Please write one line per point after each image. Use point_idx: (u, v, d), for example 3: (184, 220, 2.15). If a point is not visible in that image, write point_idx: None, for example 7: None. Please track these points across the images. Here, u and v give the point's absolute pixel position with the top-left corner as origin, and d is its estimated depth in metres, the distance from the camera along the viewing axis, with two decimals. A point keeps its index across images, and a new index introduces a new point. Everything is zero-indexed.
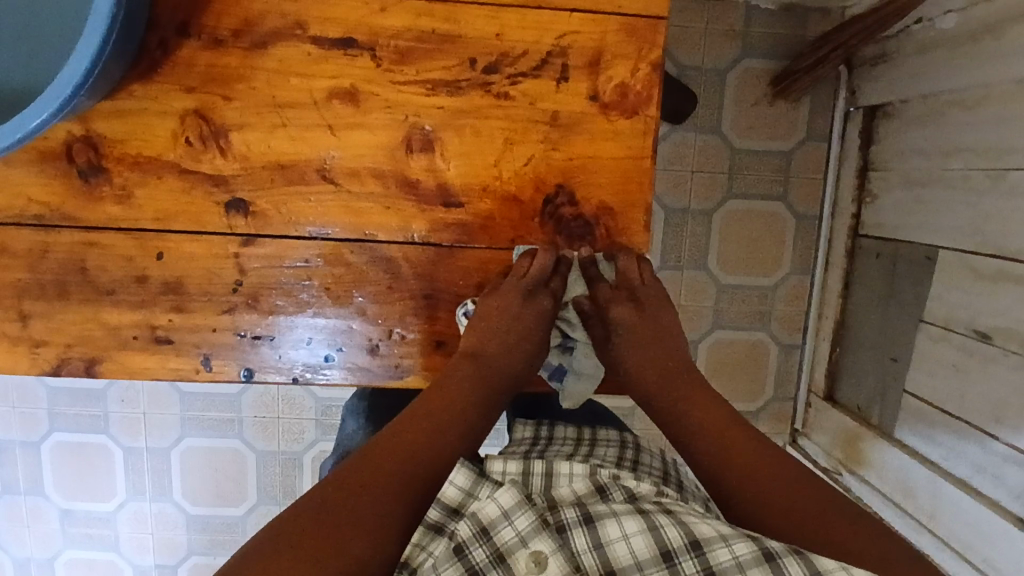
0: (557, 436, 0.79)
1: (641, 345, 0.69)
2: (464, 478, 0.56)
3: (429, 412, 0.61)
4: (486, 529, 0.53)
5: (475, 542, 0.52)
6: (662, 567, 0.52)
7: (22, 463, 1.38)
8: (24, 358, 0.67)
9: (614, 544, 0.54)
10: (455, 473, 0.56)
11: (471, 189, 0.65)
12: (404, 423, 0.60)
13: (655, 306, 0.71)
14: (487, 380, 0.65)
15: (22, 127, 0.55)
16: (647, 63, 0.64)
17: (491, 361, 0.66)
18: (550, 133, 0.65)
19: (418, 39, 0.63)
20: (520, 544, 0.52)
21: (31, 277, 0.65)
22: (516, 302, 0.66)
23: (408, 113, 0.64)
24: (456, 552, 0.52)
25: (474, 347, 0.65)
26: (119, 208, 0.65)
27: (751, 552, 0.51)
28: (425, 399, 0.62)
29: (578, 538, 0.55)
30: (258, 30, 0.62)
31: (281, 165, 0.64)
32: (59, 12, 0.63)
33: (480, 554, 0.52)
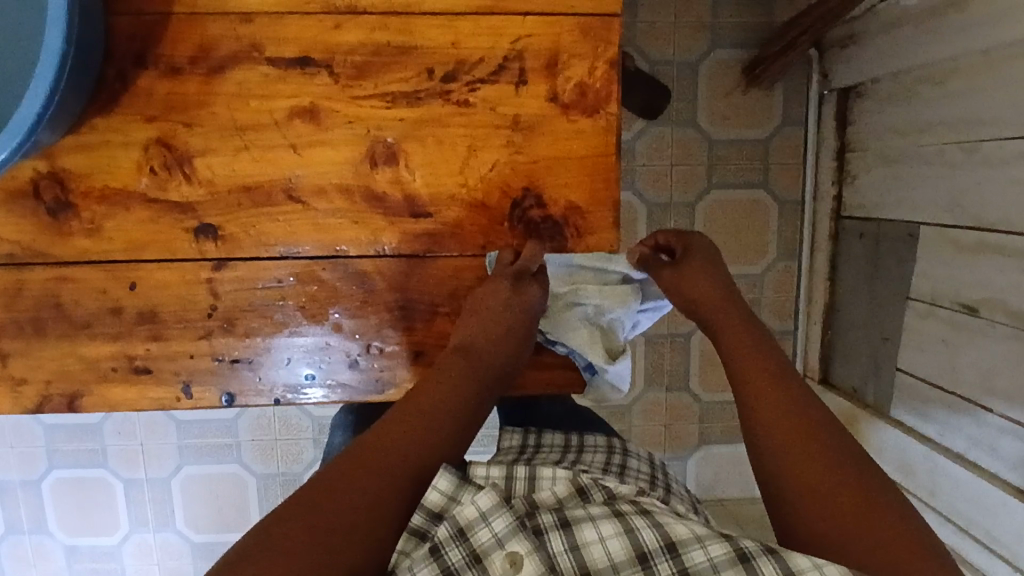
0: (545, 443, 0.80)
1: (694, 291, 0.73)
2: (447, 482, 0.57)
3: (417, 414, 0.61)
4: (463, 531, 0.54)
5: (451, 543, 0.53)
6: (637, 568, 0.54)
7: (23, 503, 1.38)
8: (6, 398, 0.67)
9: (590, 546, 0.55)
10: (438, 477, 0.57)
11: (438, 198, 0.66)
12: (391, 426, 0.60)
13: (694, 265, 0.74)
14: (477, 374, 0.64)
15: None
16: (604, 61, 0.65)
17: (479, 355, 0.65)
18: (513, 136, 0.65)
19: (373, 52, 0.63)
20: (496, 546, 0.53)
21: (8, 316, 0.66)
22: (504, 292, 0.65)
23: (370, 126, 0.64)
24: (431, 552, 0.53)
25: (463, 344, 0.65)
26: (89, 241, 0.65)
27: (725, 553, 0.53)
28: (415, 399, 0.62)
29: (555, 540, 0.55)
30: (214, 55, 0.63)
31: (247, 188, 0.64)
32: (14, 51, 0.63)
33: (455, 555, 0.53)
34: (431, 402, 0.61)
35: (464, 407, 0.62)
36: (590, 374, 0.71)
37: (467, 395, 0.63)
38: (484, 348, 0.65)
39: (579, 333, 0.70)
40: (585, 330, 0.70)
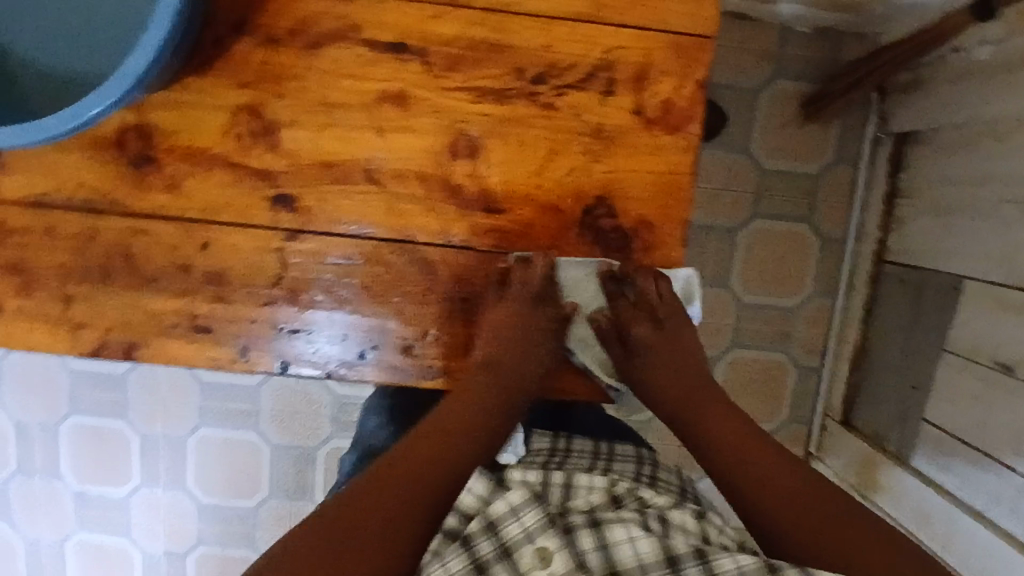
0: (575, 448, 0.80)
1: (672, 365, 0.71)
2: (482, 486, 0.59)
3: (445, 432, 0.63)
4: (494, 525, 0.56)
5: (481, 536, 0.56)
6: (666, 571, 0.55)
7: (39, 444, 1.39)
8: (65, 341, 0.68)
9: (620, 545, 0.56)
10: (473, 481, 0.59)
11: (512, 197, 0.66)
12: (420, 441, 0.62)
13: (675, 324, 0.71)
14: (506, 393, 0.66)
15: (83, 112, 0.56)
16: (692, 81, 0.65)
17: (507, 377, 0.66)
18: (593, 145, 0.66)
19: (468, 47, 0.64)
20: (526, 540, 0.56)
21: (77, 260, 0.67)
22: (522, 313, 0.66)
23: (455, 119, 0.65)
24: (462, 544, 0.56)
25: (489, 360, 0.66)
26: (168, 197, 0.66)
27: (753, 563, 0.54)
28: (447, 413, 0.64)
29: (585, 538, 0.57)
30: (313, 31, 0.64)
31: (329, 164, 0.66)
32: None
33: (486, 547, 0.56)
34: (454, 423, 0.64)
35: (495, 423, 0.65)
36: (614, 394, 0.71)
37: (495, 416, 0.65)
38: (510, 367, 0.66)
39: (592, 351, 0.70)
40: (597, 347, 0.70)
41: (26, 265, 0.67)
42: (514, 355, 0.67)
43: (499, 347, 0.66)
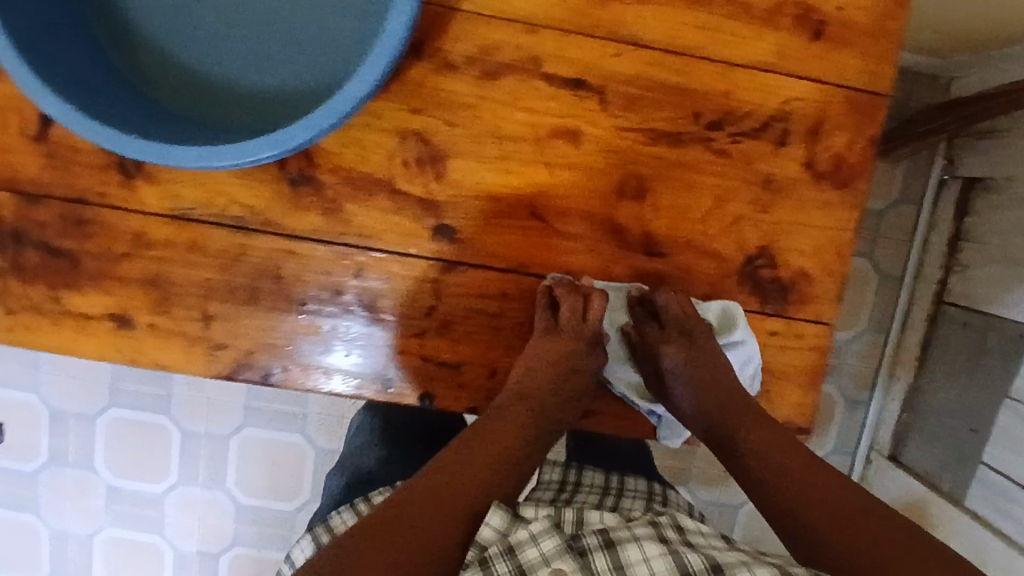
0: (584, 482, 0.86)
1: (704, 382, 0.65)
2: (500, 519, 0.56)
3: (482, 457, 0.61)
4: (513, 548, 0.53)
5: (499, 558, 0.53)
6: None
7: (73, 435, 1.35)
8: (202, 361, 0.65)
9: (635, 565, 0.52)
10: (492, 513, 0.56)
11: (675, 241, 0.65)
12: (451, 467, 0.60)
13: (704, 339, 0.65)
14: (533, 421, 0.64)
15: (284, 144, 0.50)
16: (864, 138, 0.65)
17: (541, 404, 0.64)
18: (761, 195, 0.65)
19: (648, 87, 0.63)
20: (542, 564, 0.52)
21: (221, 278, 0.64)
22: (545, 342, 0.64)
23: (627, 159, 0.64)
24: (482, 566, 0.53)
25: (523, 390, 0.64)
26: (325, 219, 0.64)
27: None
28: (479, 438, 0.62)
29: (600, 560, 0.52)
30: (491, 60, 0.62)
31: (493, 196, 0.64)
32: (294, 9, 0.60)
33: (503, 568, 0.53)
34: (496, 450, 0.61)
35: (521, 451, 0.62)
36: (655, 418, 0.69)
37: (518, 447, 0.62)
38: (546, 397, 0.64)
39: (626, 371, 0.70)
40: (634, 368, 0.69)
41: (164, 279, 0.64)
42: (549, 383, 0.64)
43: (529, 373, 0.64)
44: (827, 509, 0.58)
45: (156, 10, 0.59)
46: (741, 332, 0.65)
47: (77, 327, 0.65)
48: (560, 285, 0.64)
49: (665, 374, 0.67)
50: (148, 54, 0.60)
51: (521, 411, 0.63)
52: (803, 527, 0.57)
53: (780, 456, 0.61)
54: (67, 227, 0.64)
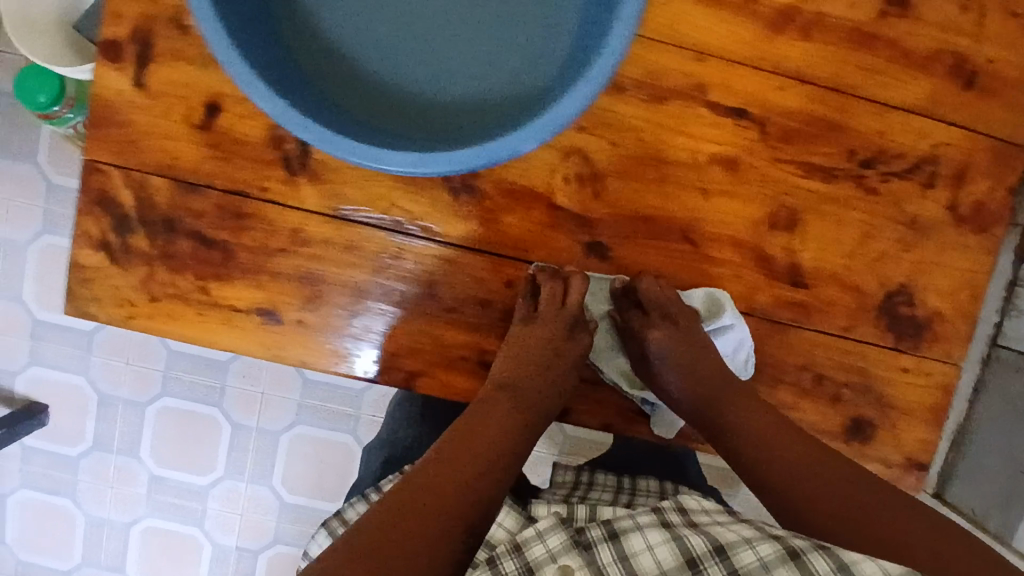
0: (597, 482, 0.75)
1: (690, 369, 0.65)
2: (512, 521, 0.61)
3: (460, 442, 0.58)
4: (519, 547, 0.52)
5: (507, 556, 0.52)
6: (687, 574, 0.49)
7: (121, 422, 1.33)
8: (345, 359, 0.66)
9: (639, 555, 0.50)
10: (505, 516, 0.61)
11: (820, 274, 0.66)
12: (443, 464, 0.56)
13: (688, 324, 0.65)
14: (525, 408, 0.61)
15: (494, 155, 0.52)
16: (1007, 186, 0.67)
17: (528, 397, 0.62)
18: (906, 235, 0.67)
19: (807, 122, 0.64)
20: (549, 560, 0.51)
21: (373, 279, 0.65)
22: (537, 329, 0.63)
23: (782, 190, 0.65)
24: (488, 565, 0.52)
25: (506, 379, 0.62)
26: (482, 229, 0.65)
27: (775, 553, 0.48)
28: (469, 423, 0.59)
29: (604, 552, 0.51)
30: (660, 85, 0.63)
31: (647, 217, 0.64)
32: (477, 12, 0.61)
33: (510, 566, 0.51)
34: (483, 435, 0.59)
35: (516, 435, 0.60)
36: (649, 408, 0.67)
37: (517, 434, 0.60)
38: (531, 382, 0.62)
39: (615, 361, 0.68)
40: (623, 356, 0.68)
41: (317, 275, 0.65)
42: (535, 369, 0.63)
43: (514, 359, 0.63)
44: (830, 503, 0.56)
45: (354, 16, 0.61)
46: (731, 316, 0.64)
47: (224, 320, 0.65)
48: (546, 274, 0.64)
49: (650, 358, 0.65)
50: (331, 52, 0.61)
51: (503, 401, 0.61)
52: (813, 522, 0.55)
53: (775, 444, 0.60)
54: (223, 219, 0.64)
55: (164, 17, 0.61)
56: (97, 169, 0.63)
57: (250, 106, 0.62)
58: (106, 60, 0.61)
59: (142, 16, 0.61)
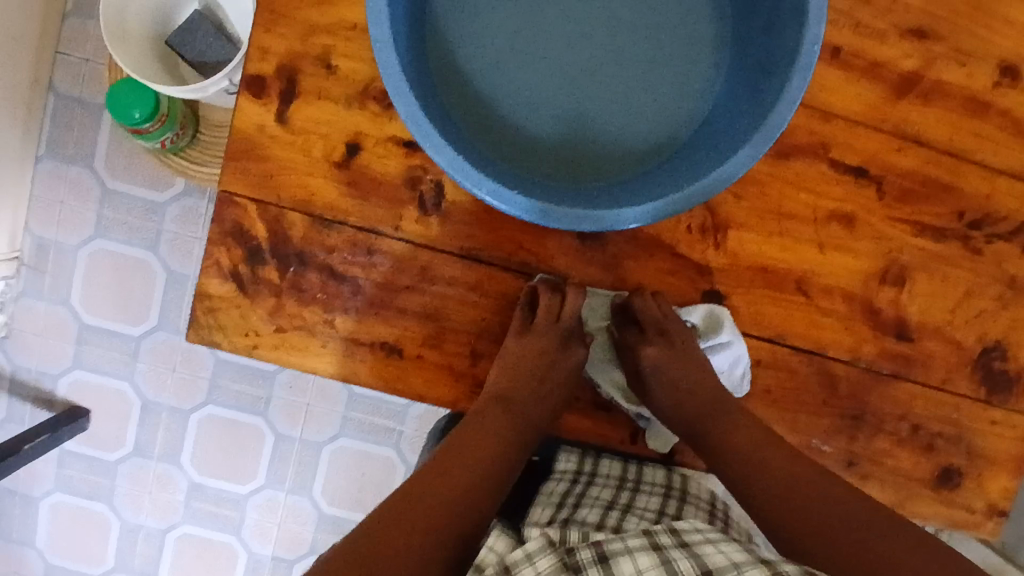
0: (601, 473, 0.71)
1: (681, 382, 0.66)
2: (502, 544, 0.56)
3: (457, 454, 0.60)
4: (508, 569, 0.52)
5: None
6: None
7: (163, 428, 1.33)
8: (465, 396, 0.67)
9: None
10: (493, 539, 0.56)
11: (924, 328, 0.69)
12: (439, 477, 0.58)
13: (680, 336, 0.66)
14: (514, 424, 0.64)
15: (656, 211, 0.52)
16: None
17: (522, 409, 0.65)
18: (1005, 293, 0.70)
19: (921, 182, 0.67)
20: None
21: (496, 319, 0.67)
22: (530, 342, 0.65)
23: (893, 247, 0.68)
24: None
25: (503, 390, 0.64)
26: (606, 274, 0.66)
27: None
28: (463, 436, 0.62)
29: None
30: (785, 142, 0.66)
31: (765, 269, 0.66)
32: (619, 59, 0.60)
33: None
34: (478, 441, 0.61)
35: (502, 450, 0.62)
36: (643, 422, 0.69)
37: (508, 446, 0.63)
38: (527, 399, 0.65)
39: (609, 374, 0.71)
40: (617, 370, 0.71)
41: (442, 313, 0.66)
42: (536, 383, 0.65)
43: (507, 372, 0.65)
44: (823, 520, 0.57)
45: (496, 53, 0.60)
46: (729, 334, 0.65)
47: (348, 353, 0.66)
48: (544, 287, 0.65)
49: (642, 373, 0.67)
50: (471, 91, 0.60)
51: (502, 415, 0.63)
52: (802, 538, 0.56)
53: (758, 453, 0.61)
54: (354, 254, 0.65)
55: (312, 55, 0.62)
56: (232, 201, 0.64)
57: (390, 145, 0.64)
58: (250, 94, 0.62)
59: (290, 53, 0.62)
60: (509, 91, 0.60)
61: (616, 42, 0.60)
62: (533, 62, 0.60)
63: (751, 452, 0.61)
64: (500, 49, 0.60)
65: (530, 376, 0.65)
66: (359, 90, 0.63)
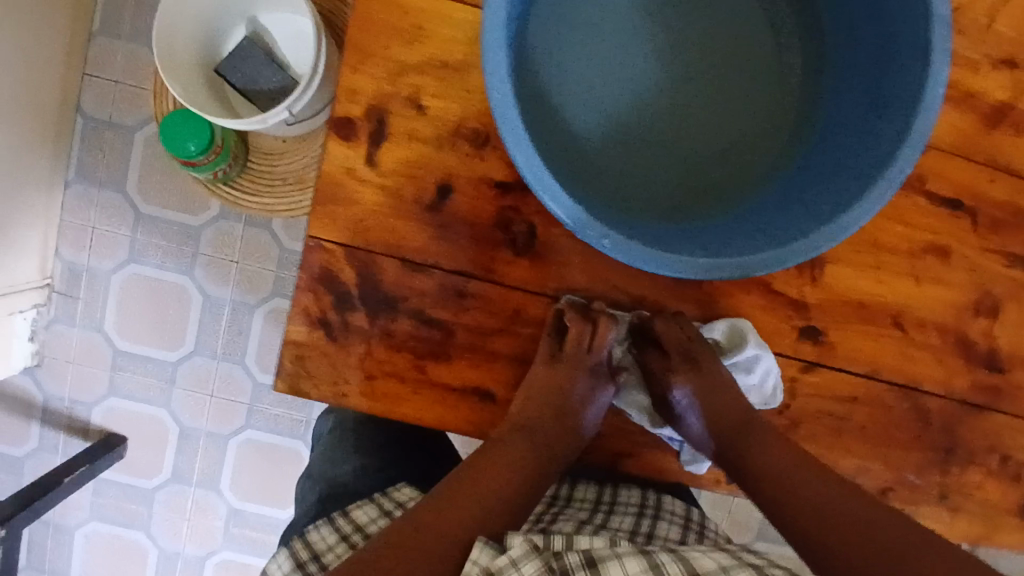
0: (576, 497, 0.78)
1: (710, 407, 0.63)
2: (487, 555, 0.52)
3: (468, 485, 0.58)
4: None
5: None
6: None
7: (202, 454, 1.31)
8: None
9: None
10: (478, 550, 0.52)
11: (1014, 358, 0.69)
12: (442, 501, 0.57)
13: (709, 361, 0.63)
14: (538, 458, 0.63)
15: (776, 263, 0.51)
16: None
17: (541, 437, 0.63)
18: None
19: (1013, 213, 0.66)
20: None
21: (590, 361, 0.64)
22: (552, 368, 0.63)
23: (986, 279, 0.67)
24: None
25: (525, 420, 0.62)
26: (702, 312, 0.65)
27: None
28: (473, 470, 0.60)
29: None
30: None
31: (862, 303, 0.65)
32: (711, 115, 0.62)
33: None
34: (493, 465, 0.60)
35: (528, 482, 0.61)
36: (677, 443, 0.66)
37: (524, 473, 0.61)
38: (545, 425, 0.63)
39: (637, 399, 0.67)
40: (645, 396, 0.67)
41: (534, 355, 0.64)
42: (553, 411, 0.63)
43: (530, 403, 0.63)
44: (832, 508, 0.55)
45: (596, 108, 0.61)
46: (755, 345, 0.62)
47: (441, 399, 0.64)
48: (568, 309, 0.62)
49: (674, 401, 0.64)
50: (570, 145, 0.61)
51: (519, 443, 0.62)
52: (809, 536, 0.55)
53: (782, 464, 0.59)
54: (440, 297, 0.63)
55: (402, 96, 0.60)
56: (320, 247, 0.62)
57: (481, 186, 0.62)
58: (338, 137, 0.60)
59: (380, 93, 0.60)
60: (607, 149, 0.61)
61: (710, 99, 0.62)
62: (630, 124, 0.62)
63: (779, 470, 0.58)
64: (598, 101, 0.61)
65: (552, 406, 0.63)
66: (449, 130, 0.61)
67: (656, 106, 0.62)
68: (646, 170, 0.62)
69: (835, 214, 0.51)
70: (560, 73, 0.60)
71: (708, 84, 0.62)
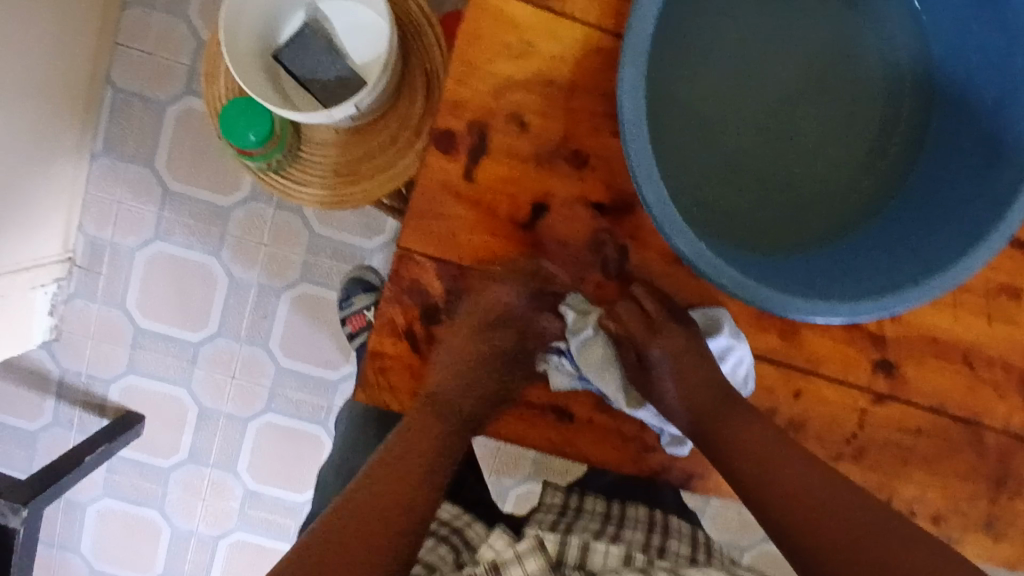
0: (585, 508, 0.75)
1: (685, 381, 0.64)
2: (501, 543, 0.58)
3: (408, 445, 0.62)
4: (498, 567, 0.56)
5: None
6: None
7: (220, 435, 1.30)
8: (630, 460, 0.66)
9: None
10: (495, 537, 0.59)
11: None
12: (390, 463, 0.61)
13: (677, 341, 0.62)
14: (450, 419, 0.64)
15: (885, 309, 0.52)
16: None
17: (451, 406, 0.64)
18: None
19: None
20: None
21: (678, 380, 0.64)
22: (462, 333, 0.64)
23: None
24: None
25: (436, 390, 0.63)
26: (783, 342, 0.65)
27: None
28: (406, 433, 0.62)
29: None
30: None
31: (935, 339, 0.66)
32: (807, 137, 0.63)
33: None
34: (421, 432, 0.63)
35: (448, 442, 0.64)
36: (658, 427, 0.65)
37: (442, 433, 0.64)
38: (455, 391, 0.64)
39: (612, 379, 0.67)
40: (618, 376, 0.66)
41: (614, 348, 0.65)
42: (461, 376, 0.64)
43: (442, 374, 0.64)
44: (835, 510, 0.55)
45: (700, 125, 0.61)
46: (728, 334, 0.63)
47: (520, 416, 0.64)
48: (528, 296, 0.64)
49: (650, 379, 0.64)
50: (674, 162, 0.61)
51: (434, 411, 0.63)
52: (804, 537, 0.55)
53: (766, 445, 0.59)
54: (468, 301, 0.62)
55: (505, 112, 0.60)
56: (410, 259, 0.61)
57: (577, 206, 0.61)
58: (438, 150, 0.60)
59: (484, 109, 0.60)
60: (715, 178, 0.62)
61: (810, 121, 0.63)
62: (735, 145, 0.62)
63: (761, 453, 0.59)
64: (704, 117, 0.61)
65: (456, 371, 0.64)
66: (551, 148, 0.61)
67: (762, 137, 0.63)
68: (743, 187, 0.63)
69: (947, 265, 0.52)
70: (671, 100, 0.60)
71: (810, 122, 0.63)
